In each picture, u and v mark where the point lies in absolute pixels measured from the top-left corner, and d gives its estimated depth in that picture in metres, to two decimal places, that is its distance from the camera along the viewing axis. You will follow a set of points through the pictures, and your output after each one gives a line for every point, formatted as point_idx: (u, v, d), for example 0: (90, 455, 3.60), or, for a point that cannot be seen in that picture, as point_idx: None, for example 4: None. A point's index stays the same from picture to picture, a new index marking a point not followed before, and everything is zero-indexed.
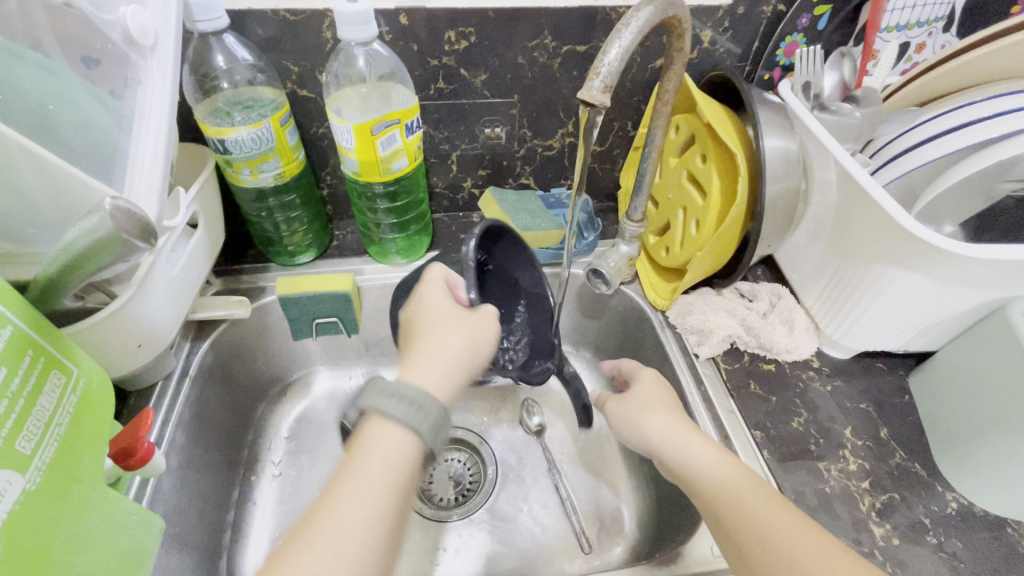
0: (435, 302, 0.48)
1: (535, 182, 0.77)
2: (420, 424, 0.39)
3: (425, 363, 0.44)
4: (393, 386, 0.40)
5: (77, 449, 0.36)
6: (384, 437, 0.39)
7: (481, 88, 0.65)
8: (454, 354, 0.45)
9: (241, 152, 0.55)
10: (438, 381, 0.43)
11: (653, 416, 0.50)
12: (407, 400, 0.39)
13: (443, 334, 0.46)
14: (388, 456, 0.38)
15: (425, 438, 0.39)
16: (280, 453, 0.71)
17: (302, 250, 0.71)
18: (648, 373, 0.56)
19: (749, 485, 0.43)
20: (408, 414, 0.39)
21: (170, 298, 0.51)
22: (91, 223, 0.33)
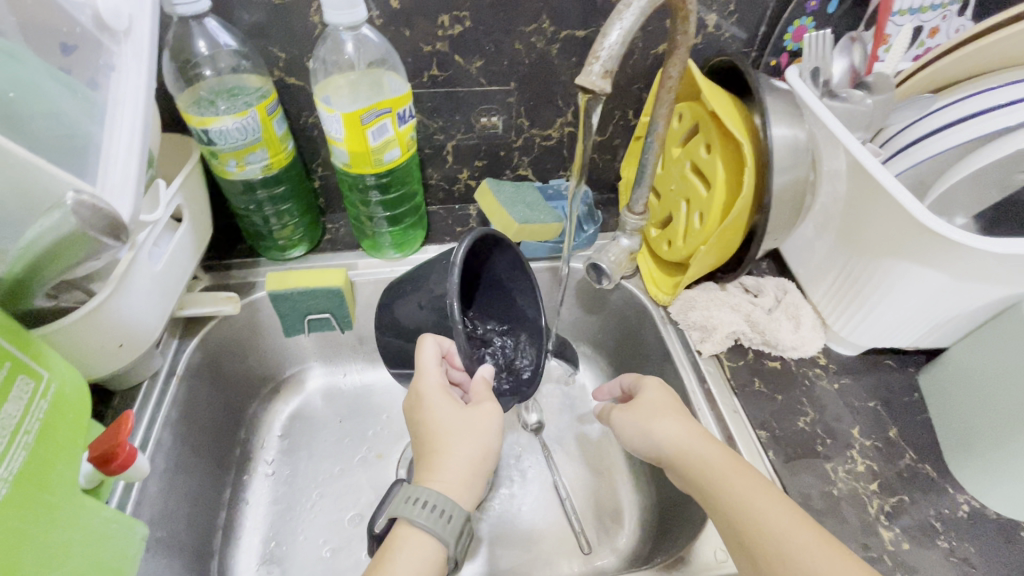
0: (436, 387, 0.47)
1: (533, 173, 0.75)
2: (447, 530, 0.40)
3: (445, 468, 0.44)
4: (420, 493, 0.42)
5: (49, 458, 0.34)
6: (416, 541, 0.40)
7: (476, 75, 0.63)
8: (473, 445, 0.45)
9: (226, 142, 0.53)
10: (465, 483, 0.44)
11: (665, 425, 0.48)
12: (434, 507, 0.41)
13: (460, 435, 0.45)
14: (418, 562, 0.39)
15: (450, 545, 0.41)
16: (273, 452, 0.69)
17: (293, 245, 0.69)
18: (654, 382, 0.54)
19: (765, 495, 0.41)
20: (436, 522, 0.40)
21: (153, 295, 0.49)
22: (54, 220, 0.31)
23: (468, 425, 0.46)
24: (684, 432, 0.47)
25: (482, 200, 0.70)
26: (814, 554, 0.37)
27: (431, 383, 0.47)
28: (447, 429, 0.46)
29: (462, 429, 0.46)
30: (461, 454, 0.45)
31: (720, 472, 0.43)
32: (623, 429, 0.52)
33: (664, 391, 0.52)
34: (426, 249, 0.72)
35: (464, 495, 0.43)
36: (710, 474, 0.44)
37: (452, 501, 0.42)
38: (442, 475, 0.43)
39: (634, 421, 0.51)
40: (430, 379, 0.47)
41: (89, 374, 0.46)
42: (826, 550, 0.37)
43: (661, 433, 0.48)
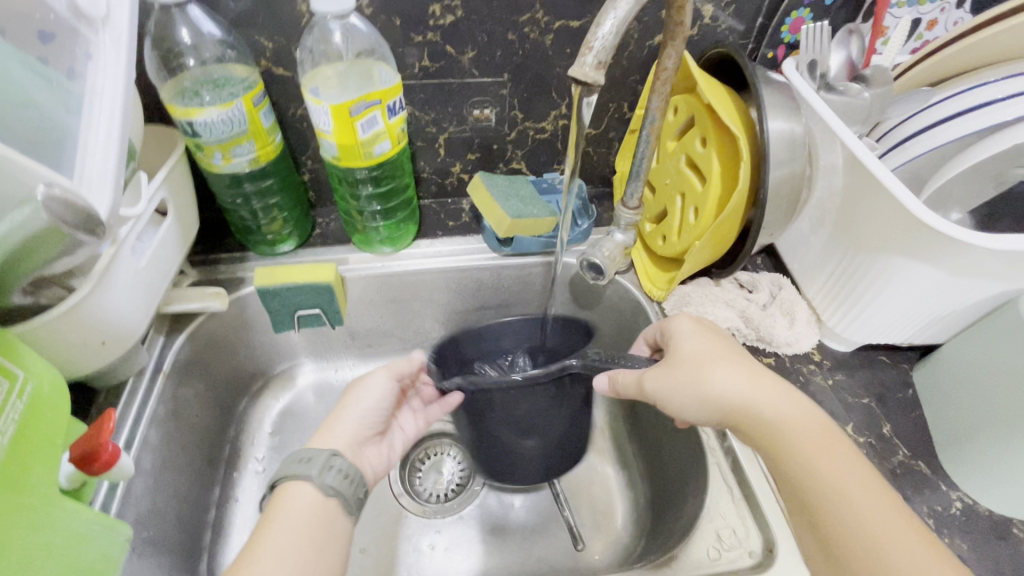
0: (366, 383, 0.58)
1: (527, 166, 0.74)
2: (330, 480, 0.42)
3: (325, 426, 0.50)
4: (305, 452, 0.44)
5: (27, 459, 0.33)
6: (300, 494, 0.41)
7: (468, 66, 0.61)
8: (361, 409, 0.51)
9: (212, 134, 0.52)
10: (331, 429, 0.49)
11: (716, 373, 0.47)
12: (304, 457, 0.43)
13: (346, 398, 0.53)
14: (300, 513, 0.40)
15: (318, 480, 0.42)
16: (263, 449, 0.68)
17: (283, 239, 0.68)
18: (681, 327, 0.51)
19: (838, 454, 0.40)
20: (316, 471, 0.42)
21: (137, 291, 0.48)
22: (23, 215, 0.30)
23: (359, 395, 0.52)
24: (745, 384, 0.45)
25: (474, 194, 0.69)
26: (878, 513, 0.36)
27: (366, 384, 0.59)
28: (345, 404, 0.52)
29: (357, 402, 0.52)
30: (351, 421, 0.51)
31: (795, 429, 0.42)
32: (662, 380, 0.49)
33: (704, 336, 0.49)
34: (418, 244, 0.71)
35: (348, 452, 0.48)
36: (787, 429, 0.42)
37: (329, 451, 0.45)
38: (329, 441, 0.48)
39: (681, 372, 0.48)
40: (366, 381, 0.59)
41: (70, 372, 0.45)
42: (897, 516, 0.36)
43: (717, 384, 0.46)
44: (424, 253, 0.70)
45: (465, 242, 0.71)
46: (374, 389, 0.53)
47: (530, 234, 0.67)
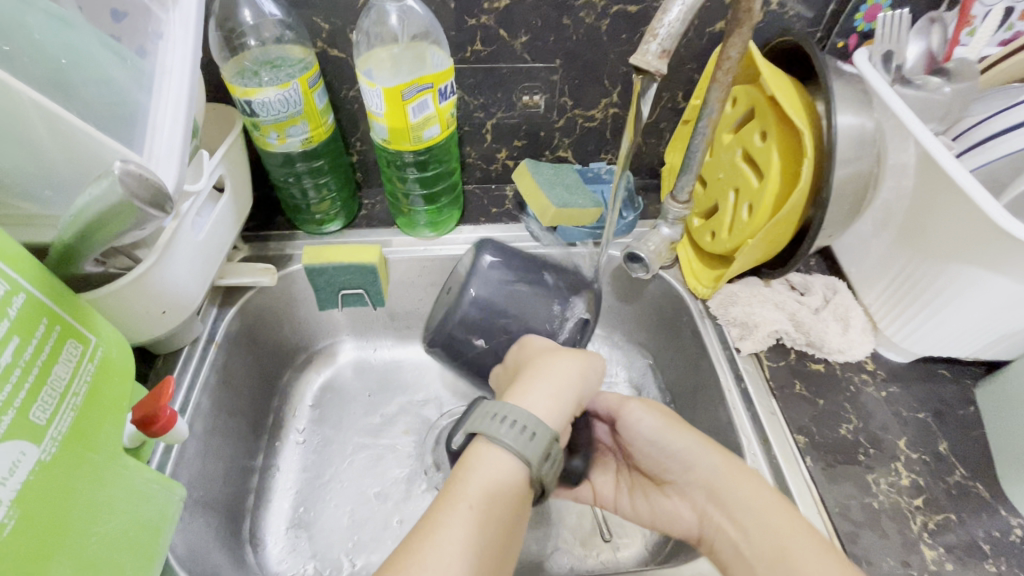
0: (538, 343, 0.49)
1: (574, 155, 0.72)
2: (531, 452, 0.36)
3: (535, 387, 0.40)
4: (502, 409, 0.38)
5: (98, 419, 0.35)
6: (493, 460, 0.36)
7: (521, 51, 0.60)
8: (582, 384, 0.42)
9: (269, 114, 0.53)
10: (549, 406, 0.40)
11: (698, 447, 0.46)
12: (516, 424, 0.37)
13: (554, 356, 0.44)
14: (496, 480, 0.36)
15: (530, 465, 0.36)
16: (304, 421, 0.71)
17: (330, 219, 0.69)
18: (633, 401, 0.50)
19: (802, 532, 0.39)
20: (518, 439, 0.36)
21: (195, 264, 0.50)
22: (102, 188, 0.31)
23: (563, 369, 0.42)
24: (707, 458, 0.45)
25: (520, 181, 0.68)
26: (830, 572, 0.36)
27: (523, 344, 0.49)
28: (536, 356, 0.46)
29: (555, 362, 0.43)
30: (563, 394, 0.41)
31: (750, 505, 0.41)
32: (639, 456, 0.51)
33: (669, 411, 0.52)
34: (460, 229, 0.71)
35: (562, 430, 0.39)
36: (739, 502, 0.42)
37: (537, 421, 0.38)
38: (529, 402, 0.39)
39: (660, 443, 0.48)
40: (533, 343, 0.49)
41: (134, 338, 0.47)
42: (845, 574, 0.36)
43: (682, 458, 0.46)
44: (466, 238, 0.70)
45: (507, 229, 0.71)
46: (577, 354, 0.44)
47: (574, 224, 0.66)
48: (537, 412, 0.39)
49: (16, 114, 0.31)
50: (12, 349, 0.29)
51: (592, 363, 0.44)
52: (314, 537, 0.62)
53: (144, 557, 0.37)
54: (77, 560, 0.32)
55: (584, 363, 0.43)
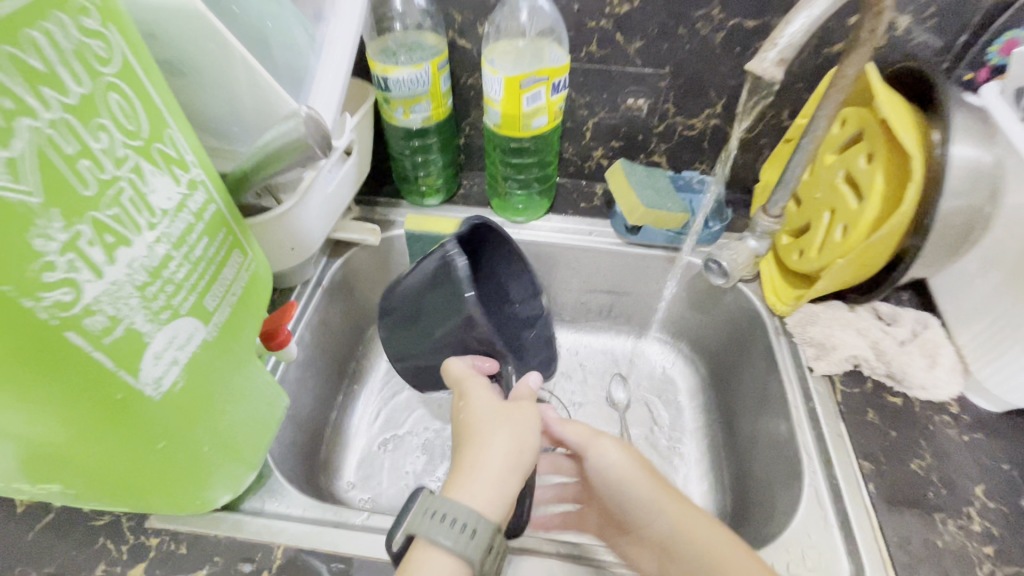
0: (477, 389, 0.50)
1: (667, 162, 0.75)
2: (474, 552, 0.37)
3: (473, 474, 0.41)
4: (441, 507, 0.39)
5: (243, 318, 0.42)
6: (437, 563, 0.37)
7: (633, 56, 0.64)
8: (520, 459, 0.43)
9: (400, 91, 0.60)
10: (492, 494, 0.40)
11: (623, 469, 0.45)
12: (458, 523, 0.38)
13: (497, 424, 0.44)
14: None
15: (475, 565, 0.37)
16: (381, 373, 0.78)
17: (432, 193, 0.75)
18: (604, 435, 0.48)
19: (693, 532, 0.41)
20: (459, 538, 0.37)
21: (322, 212, 0.58)
22: (286, 127, 0.40)
23: (490, 443, 0.43)
24: (661, 503, 0.43)
25: (612, 178, 0.71)
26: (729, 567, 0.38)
27: (473, 380, 0.52)
28: (478, 415, 0.46)
29: (492, 436, 0.43)
30: (496, 467, 0.42)
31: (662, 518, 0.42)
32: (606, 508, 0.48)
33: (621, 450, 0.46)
34: (548, 218, 0.75)
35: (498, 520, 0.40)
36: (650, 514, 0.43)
37: (478, 514, 0.38)
38: (470, 492, 0.40)
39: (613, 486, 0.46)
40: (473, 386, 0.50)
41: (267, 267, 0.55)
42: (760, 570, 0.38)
43: (634, 511, 0.44)
44: (553, 227, 0.74)
45: (593, 224, 0.74)
46: (514, 425, 0.44)
47: (657, 226, 0.69)
48: (477, 501, 0.40)
49: (227, 65, 0.38)
50: (203, 248, 0.35)
51: (533, 427, 0.45)
52: (374, 476, 0.68)
53: (244, 450, 0.45)
54: (211, 427, 0.40)
55: (522, 434, 0.44)
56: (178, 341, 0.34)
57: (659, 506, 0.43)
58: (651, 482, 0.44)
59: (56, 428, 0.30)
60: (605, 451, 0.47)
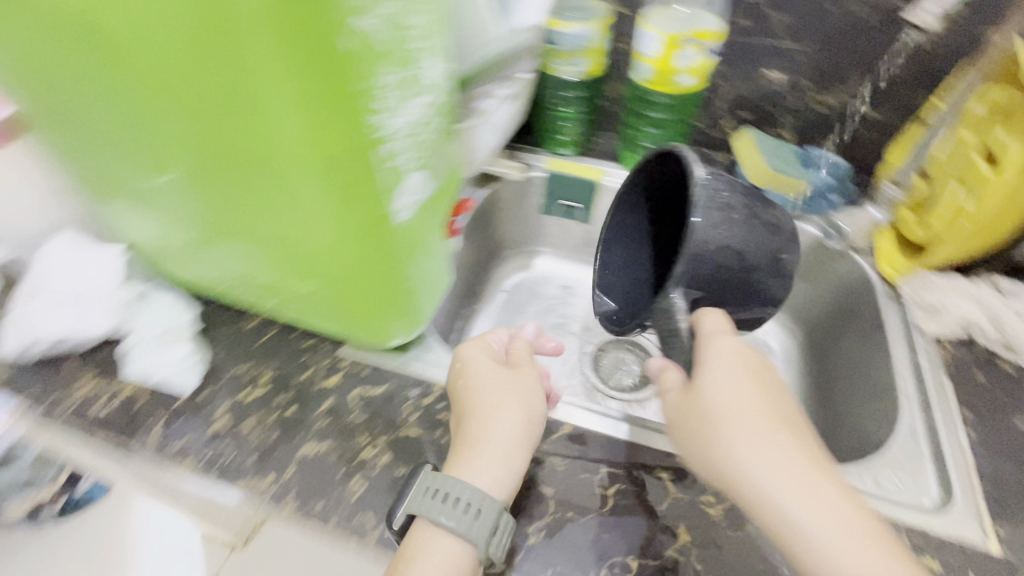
0: (481, 360, 0.53)
1: (794, 137, 0.79)
2: (474, 529, 0.41)
3: (480, 451, 0.46)
4: (444, 488, 0.43)
5: (444, 194, 0.54)
6: (438, 540, 0.42)
7: (779, 31, 0.70)
8: (520, 432, 0.47)
9: (566, 45, 0.71)
10: (495, 471, 0.45)
11: (747, 404, 0.42)
12: (460, 504, 0.42)
13: (500, 399, 0.49)
14: (444, 560, 0.41)
15: (477, 545, 0.41)
16: (498, 300, 0.89)
17: (568, 143, 0.85)
18: (743, 370, 0.44)
19: (813, 486, 0.38)
20: (460, 517, 0.42)
21: (488, 139, 0.69)
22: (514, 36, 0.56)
23: (493, 419, 0.47)
24: (790, 454, 0.40)
25: (738, 145, 0.78)
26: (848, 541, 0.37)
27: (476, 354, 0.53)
28: (478, 392, 0.50)
29: (498, 411, 0.48)
30: (498, 440, 0.46)
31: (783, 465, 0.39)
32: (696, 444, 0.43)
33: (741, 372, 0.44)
34: None
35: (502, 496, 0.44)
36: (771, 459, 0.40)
37: (479, 493, 0.43)
38: (473, 470, 0.45)
39: (721, 425, 0.42)
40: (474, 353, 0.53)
41: None
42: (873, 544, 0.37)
43: (748, 451, 0.40)
44: None
45: None
46: (517, 402, 0.49)
47: (776, 190, 0.75)
48: (480, 479, 0.44)
49: None
50: (441, 125, 0.48)
51: (535, 402, 0.50)
52: None
53: (416, 310, 0.55)
54: (418, 271, 0.52)
55: (526, 407, 0.49)
56: (417, 190, 0.46)
57: (788, 455, 0.40)
58: (784, 436, 0.41)
59: (339, 223, 0.43)
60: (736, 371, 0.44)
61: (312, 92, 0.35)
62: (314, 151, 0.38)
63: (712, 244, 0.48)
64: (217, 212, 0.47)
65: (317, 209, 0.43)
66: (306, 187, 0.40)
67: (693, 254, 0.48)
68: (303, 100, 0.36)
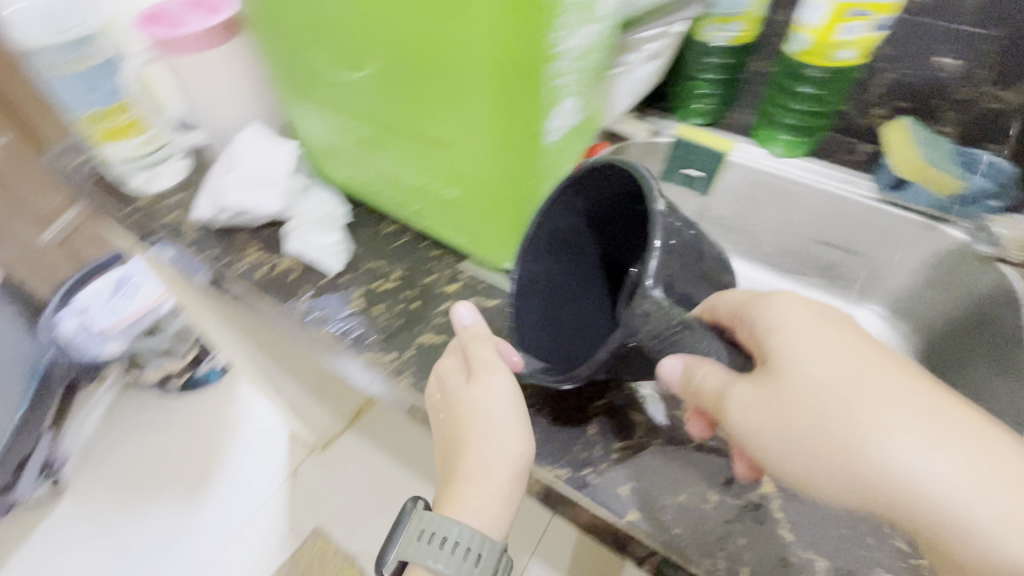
0: (453, 379, 0.51)
1: (956, 134, 0.73)
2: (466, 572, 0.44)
3: (473, 487, 0.47)
4: (433, 531, 0.45)
5: (585, 130, 0.58)
6: None
7: (963, 14, 0.65)
8: (510, 461, 0.47)
9: (724, 9, 0.71)
10: (488, 508, 0.47)
11: (838, 360, 0.38)
12: (450, 549, 0.45)
13: (483, 433, 0.47)
14: None
15: None
16: None
17: (700, 114, 0.85)
18: (817, 325, 0.40)
19: (933, 432, 0.35)
20: (451, 563, 0.44)
21: (629, 93, 0.70)
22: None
23: (481, 448, 0.47)
24: (898, 397, 0.36)
25: (890, 135, 0.74)
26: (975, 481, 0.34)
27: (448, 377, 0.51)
28: (463, 419, 0.49)
29: (489, 440, 0.47)
30: (491, 474, 0.47)
31: (891, 410, 0.36)
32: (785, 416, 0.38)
33: (818, 330, 0.40)
34: (808, 159, 0.80)
35: (494, 537, 0.46)
36: (880, 412, 0.36)
37: (472, 535, 0.45)
38: (472, 508, 0.46)
39: (813, 388, 0.38)
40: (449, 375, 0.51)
41: None
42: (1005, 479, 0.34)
43: (840, 410, 0.37)
44: (806, 167, 0.79)
45: (852, 173, 0.78)
46: (508, 432, 0.47)
47: (928, 187, 0.71)
48: (474, 517, 0.46)
49: None
50: (602, 58, 0.51)
51: (517, 424, 0.48)
52: None
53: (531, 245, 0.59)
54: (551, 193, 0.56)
55: (514, 438, 0.47)
56: (568, 115, 0.50)
57: (892, 396, 0.36)
58: (927, 415, 0.35)
59: (497, 130, 0.48)
60: (831, 352, 0.38)
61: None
62: (495, 53, 0.43)
63: (673, 243, 0.45)
64: (389, 118, 0.54)
65: (471, 116, 0.48)
66: (480, 86, 0.45)
67: (665, 243, 0.43)
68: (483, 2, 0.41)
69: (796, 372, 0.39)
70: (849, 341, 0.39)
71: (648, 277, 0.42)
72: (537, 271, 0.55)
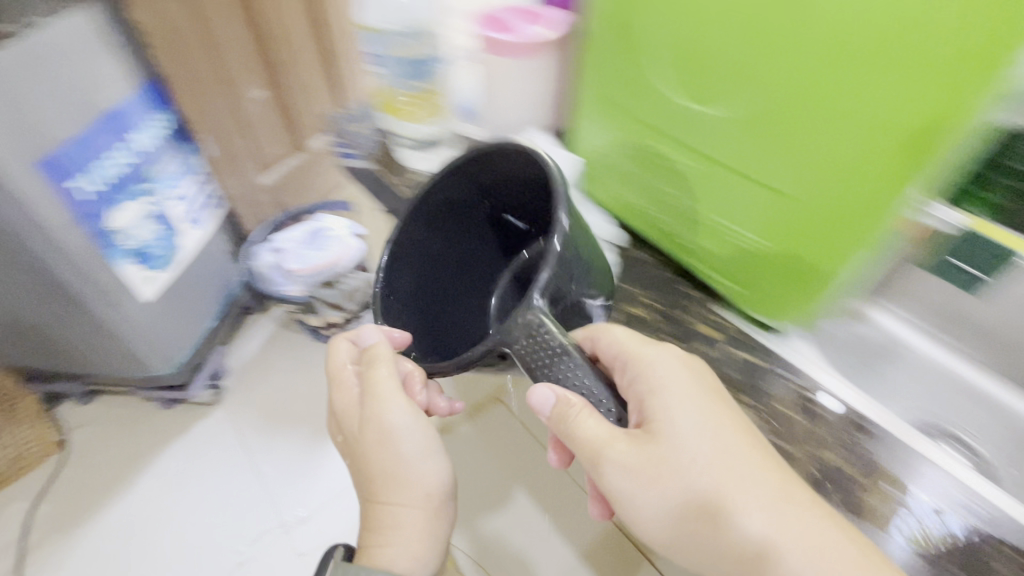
0: (343, 382, 0.74)
1: None
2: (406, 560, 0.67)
3: (395, 488, 0.68)
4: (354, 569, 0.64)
5: (913, 225, 0.62)
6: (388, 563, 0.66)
7: None
8: (416, 450, 0.69)
9: None
10: (411, 479, 0.69)
11: (692, 452, 0.54)
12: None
13: (390, 463, 0.69)
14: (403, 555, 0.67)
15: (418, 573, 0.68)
16: (842, 334, 0.87)
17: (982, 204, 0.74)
18: (669, 380, 0.59)
19: (740, 458, 0.54)
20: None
21: None
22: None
23: (392, 453, 0.69)
24: (717, 455, 0.54)
25: None
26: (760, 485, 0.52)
27: (341, 383, 0.74)
28: (366, 452, 0.70)
29: (399, 500, 0.69)
30: (400, 447, 0.69)
31: (729, 466, 0.54)
32: (636, 489, 0.56)
33: (686, 410, 0.57)
34: None
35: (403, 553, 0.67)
36: (728, 486, 0.53)
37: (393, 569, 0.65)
38: (404, 509, 0.68)
39: (659, 486, 0.55)
40: (342, 383, 0.74)
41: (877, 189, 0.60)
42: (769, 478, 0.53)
43: (697, 477, 0.54)
44: None
45: None
46: (421, 443, 0.70)
47: None
48: (398, 552, 0.67)
49: None
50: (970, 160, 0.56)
51: (416, 459, 0.69)
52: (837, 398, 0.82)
53: (810, 303, 0.70)
54: (860, 264, 0.63)
55: (408, 481, 0.69)
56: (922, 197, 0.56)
57: (728, 465, 0.54)
58: (741, 463, 0.54)
59: (849, 182, 0.58)
60: (705, 443, 0.55)
61: (928, 74, 0.49)
62: (888, 121, 0.53)
63: (567, 252, 0.64)
64: (722, 164, 0.67)
65: (824, 168, 0.59)
66: (852, 140, 0.56)
67: (560, 248, 0.63)
68: (906, 82, 0.50)
69: (676, 443, 0.55)
70: (718, 425, 0.56)
71: (537, 293, 0.62)
72: (427, 239, 0.85)
